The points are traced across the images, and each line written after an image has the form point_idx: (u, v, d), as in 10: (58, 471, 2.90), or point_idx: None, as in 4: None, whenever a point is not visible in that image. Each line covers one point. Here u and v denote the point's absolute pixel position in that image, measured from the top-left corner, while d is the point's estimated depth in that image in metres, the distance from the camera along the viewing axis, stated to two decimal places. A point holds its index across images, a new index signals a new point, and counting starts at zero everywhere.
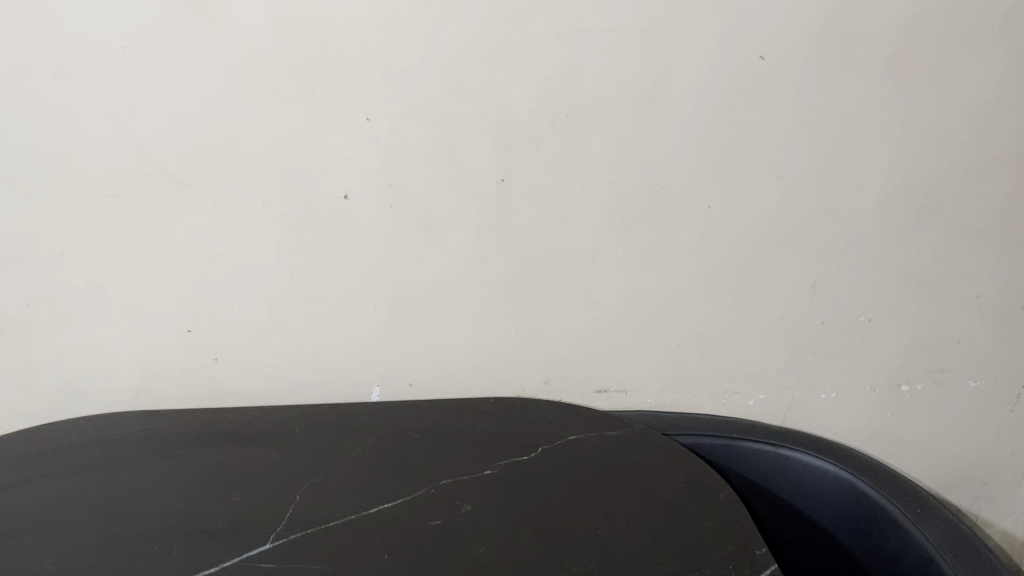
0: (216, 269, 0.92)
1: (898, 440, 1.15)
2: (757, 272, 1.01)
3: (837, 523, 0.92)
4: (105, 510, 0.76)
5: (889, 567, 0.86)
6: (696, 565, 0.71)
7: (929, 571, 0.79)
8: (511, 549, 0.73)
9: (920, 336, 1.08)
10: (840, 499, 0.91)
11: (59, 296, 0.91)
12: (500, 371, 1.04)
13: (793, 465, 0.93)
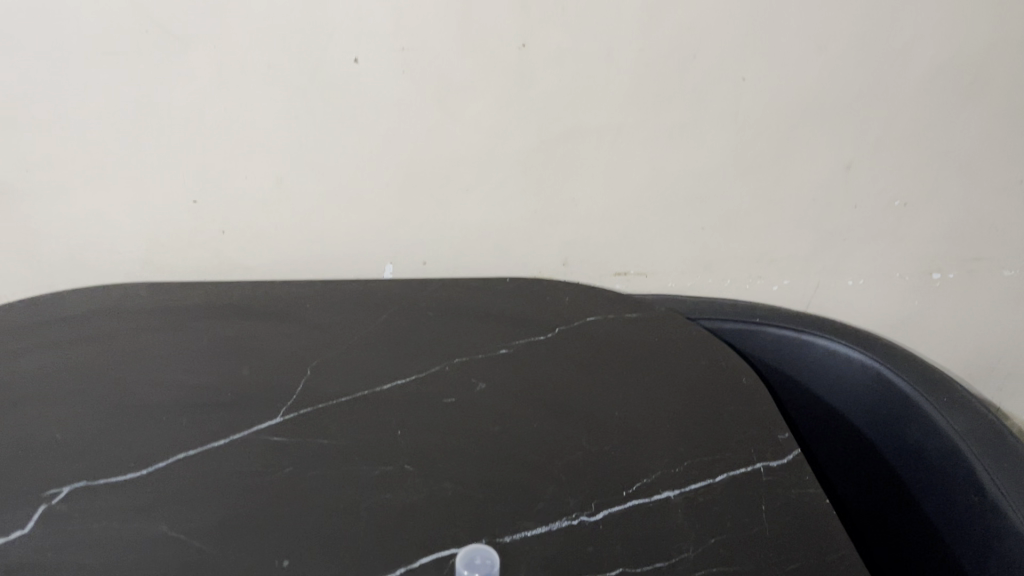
0: (220, 138, 0.88)
1: (925, 330, 1.10)
2: (790, 149, 0.95)
3: (856, 410, 0.89)
4: (112, 381, 0.75)
5: (907, 456, 0.83)
6: (716, 449, 0.69)
7: (950, 459, 0.77)
8: (524, 428, 0.71)
9: (954, 222, 1.02)
10: (861, 386, 0.88)
11: (58, 164, 0.88)
12: (516, 251, 1.01)
13: (817, 351, 0.90)
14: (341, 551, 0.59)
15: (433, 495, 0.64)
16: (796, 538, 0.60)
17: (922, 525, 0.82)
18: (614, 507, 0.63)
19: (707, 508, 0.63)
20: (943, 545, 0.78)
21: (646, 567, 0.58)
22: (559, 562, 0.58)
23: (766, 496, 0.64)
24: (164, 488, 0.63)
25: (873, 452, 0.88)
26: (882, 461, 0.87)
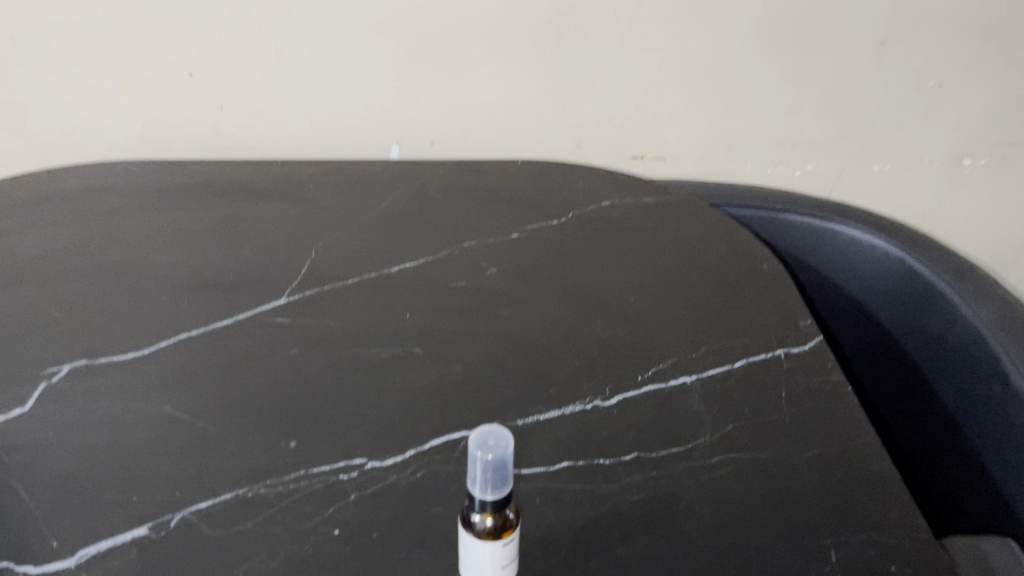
0: (216, 3, 0.83)
1: (951, 220, 1.06)
2: (822, 23, 0.90)
3: (879, 301, 0.86)
4: (110, 261, 0.73)
5: (928, 346, 0.81)
6: (735, 335, 0.66)
7: (974, 349, 0.74)
8: (537, 313, 0.69)
9: (990, 105, 0.97)
10: (884, 276, 0.84)
11: (46, 31, 0.83)
12: (529, 132, 0.96)
13: (839, 239, 0.86)
14: (350, 432, 0.57)
15: (443, 379, 0.62)
16: (816, 424, 0.59)
17: (943, 415, 0.80)
18: (630, 392, 0.61)
19: (725, 394, 0.61)
20: (964, 435, 0.77)
21: (661, 452, 0.57)
22: (573, 447, 0.57)
23: (786, 382, 0.62)
24: (166, 369, 0.61)
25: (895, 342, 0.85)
26: (903, 351, 0.85)
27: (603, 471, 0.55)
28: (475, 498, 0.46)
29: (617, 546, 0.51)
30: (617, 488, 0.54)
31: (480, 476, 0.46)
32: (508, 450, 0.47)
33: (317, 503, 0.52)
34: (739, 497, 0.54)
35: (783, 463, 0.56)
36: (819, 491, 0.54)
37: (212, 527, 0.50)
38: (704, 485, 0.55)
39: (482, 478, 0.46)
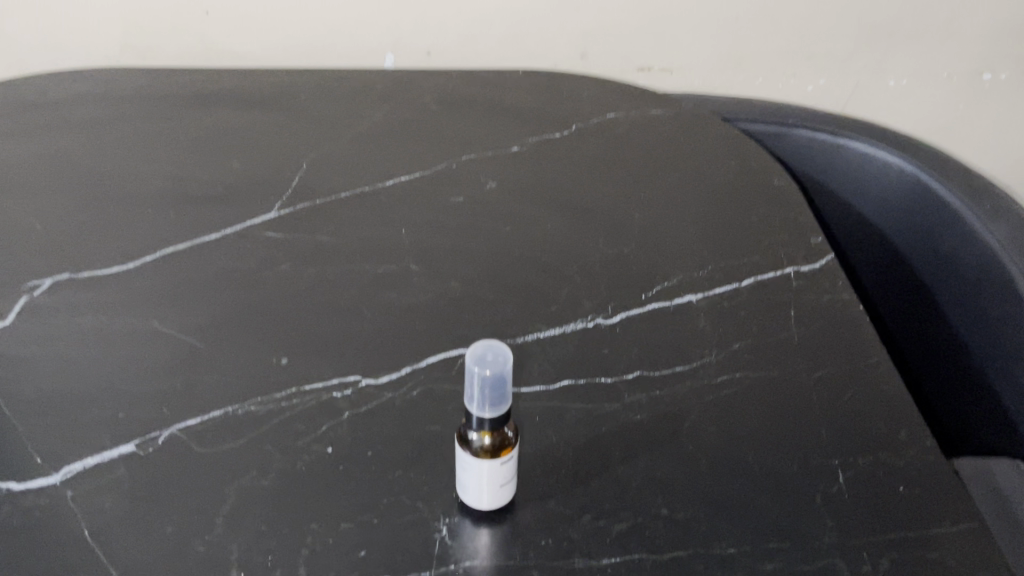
0: None
1: (966, 136, 1.02)
2: None
3: (889, 219, 0.83)
4: (93, 172, 0.70)
5: (941, 266, 0.78)
6: (744, 253, 0.64)
7: (989, 269, 0.72)
8: (537, 228, 0.66)
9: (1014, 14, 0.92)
10: (893, 192, 0.81)
11: None
12: (530, 41, 0.91)
13: (852, 155, 0.83)
14: (343, 349, 0.55)
15: (440, 296, 0.60)
16: (826, 343, 0.57)
17: (951, 335, 0.79)
18: (634, 310, 0.59)
19: (731, 313, 0.59)
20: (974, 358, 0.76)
21: (664, 371, 0.55)
22: (574, 366, 0.55)
23: (796, 301, 0.60)
24: (153, 284, 0.59)
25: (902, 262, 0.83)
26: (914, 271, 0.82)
27: (605, 390, 0.54)
28: (473, 417, 0.44)
29: (618, 466, 0.50)
30: (619, 407, 0.53)
31: (480, 395, 0.44)
32: (508, 367, 0.45)
33: (310, 421, 0.51)
34: (745, 417, 0.52)
35: (791, 383, 0.54)
36: (828, 412, 0.52)
37: (201, 444, 0.49)
38: (709, 405, 0.53)
39: (481, 398, 0.44)
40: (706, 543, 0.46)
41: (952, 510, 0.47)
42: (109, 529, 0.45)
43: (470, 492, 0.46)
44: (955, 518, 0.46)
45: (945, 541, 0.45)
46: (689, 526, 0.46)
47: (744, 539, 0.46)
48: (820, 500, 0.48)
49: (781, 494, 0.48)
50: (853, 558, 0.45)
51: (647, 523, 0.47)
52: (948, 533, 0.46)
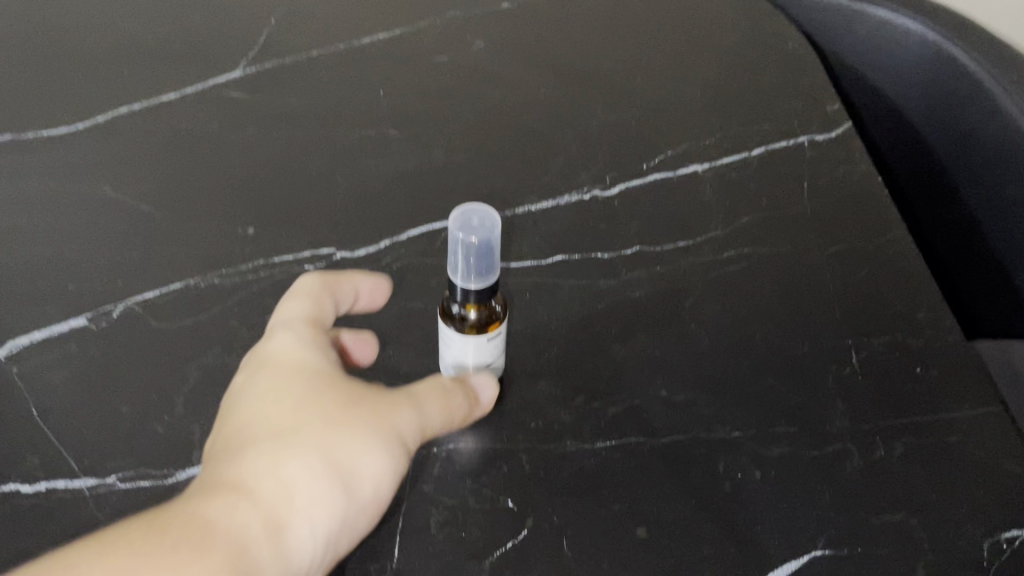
0: None
1: None
2: None
3: (922, 113, 0.66)
4: (38, 24, 0.63)
5: (972, 173, 0.63)
6: (755, 120, 0.58)
7: (999, 163, 0.59)
8: (529, 91, 0.60)
9: None
10: (928, 63, 0.64)
11: None
12: None
13: (871, 26, 0.66)
14: (316, 220, 0.51)
15: (422, 163, 0.55)
16: (842, 217, 0.52)
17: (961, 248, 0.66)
18: (634, 182, 0.54)
19: (739, 185, 0.54)
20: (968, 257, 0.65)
21: (666, 246, 0.51)
22: (567, 241, 0.51)
23: (810, 173, 0.55)
24: (106, 146, 0.54)
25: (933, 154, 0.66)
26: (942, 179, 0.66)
27: (601, 266, 0.50)
28: (456, 290, 0.39)
29: (615, 346, 0.46)
30: (616, 284, 0.49)
31: (460, 263, 0.40)
32: (497, 238, 0.40)
33: (279, 295, 0.47)
34: (753, 295, 0.48)
35: (802, 259, 0.50)
36: (842, 290, 0.48)
37: (160, 320, 0.45)
38: (715, 282, 0.49)
39: (462, 267, 0.40)
40: (708, 427, 0.42)
41: (974, 393, 0.44)
42: (59, 407, 0.41)
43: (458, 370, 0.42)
44: (977, 401, 0.43)
45: (965, 425, 0.42)
46: (691, 408, 0.43)
47: (749, 422, 0.43)
48: (833, 382, 0.44)
49: (790, 375, 0.45)
50: (865, 442, 0.42)
51: (645, 405, 0.43)
52: (967, 416, 0.43)
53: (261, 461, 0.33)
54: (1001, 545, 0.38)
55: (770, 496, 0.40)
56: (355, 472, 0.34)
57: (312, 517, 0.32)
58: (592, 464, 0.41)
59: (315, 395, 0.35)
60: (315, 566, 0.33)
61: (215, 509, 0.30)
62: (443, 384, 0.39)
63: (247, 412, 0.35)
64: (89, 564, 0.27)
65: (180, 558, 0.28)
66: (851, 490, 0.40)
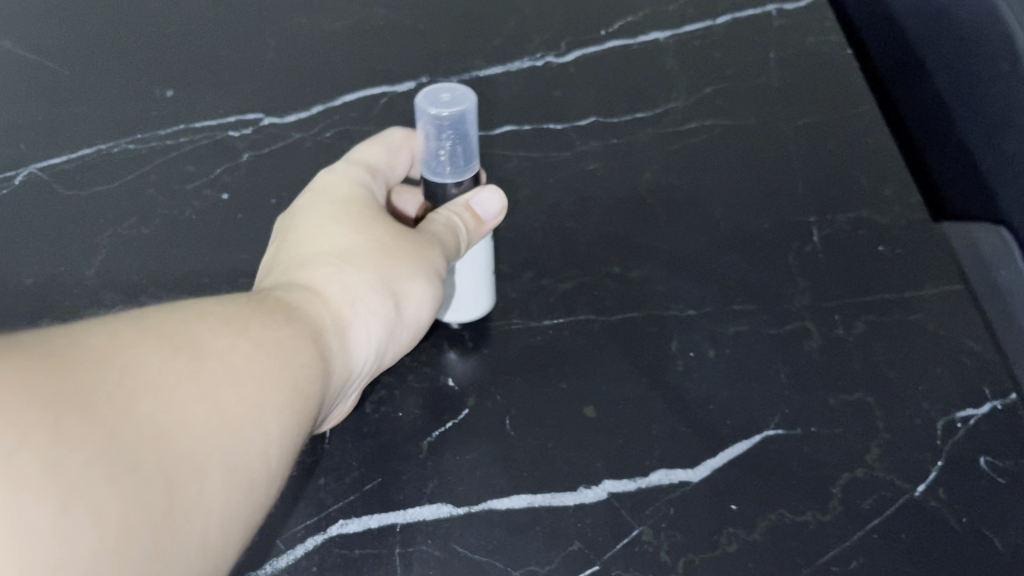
0: None
1: None
2: None
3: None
4: None
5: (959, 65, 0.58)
6: None
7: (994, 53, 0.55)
8: None
9: None
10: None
11: None
12: None
13: None
14: (242, 84, 0.46)
15: (359, 25, 0.50)
16: (811, 90, 0.49)
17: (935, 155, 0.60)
18: (590, 50, 0.50)
19: (703, 55, 0.50)
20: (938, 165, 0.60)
21: (624, 118, 0.48)
22: (518, 111, 0.48)
23: (779, 44, 0.51)
24: (7, 4, 0.49)
25: (902, 26, 0.61)
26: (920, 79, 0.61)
27: (555, 138, 0.47)
28: (433, 186, 0.37)
29: (568, 223, 0.44)
30: (569, 157, 0.46)
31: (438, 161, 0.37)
32: (468, 111, 0.36)
33: (200, 163, 0.43)
34: (713, 171, 0.46)
35: (767, 133, 0.47)
36: (806, 168, 0.46)
37: (68, 186, 0.41)
38: (672, 157, 0.46)
39: (440, 164, 0.37)
40: (662, 304, 0.41)
41: (940, 272, 0.41)
42: None
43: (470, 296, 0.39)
44: (941, 279, 0.41)
45: (927, 303, 0.40)
46: (644, 284, 0.42)
47: (705, 299, 0.41)
48: (793, 260, 0.42)
49: (749, 252, 0.42)
50: (826, 321, 0.40)
51: (597, 282, 0.42)
52: (929, 296, 0.41)
53: (327, 262, 0.31)
54: (955, 425, 0.36)
55: (722, 375, 0.38)
56: (406, 291, 0.32)
57: (372, 323, 0.31)
58: (539, 342, 0.39)
59: (371, 220, 0.34)
60: (364, 368, 0.32)
61: (290, 296, 0.29)
62: (452, 211, 0.36)
63: (305, 231, 0.34)
64: (194, 306, 0.25)
65: (272, 320, 0.27)
66: (806, 368, 0.38)
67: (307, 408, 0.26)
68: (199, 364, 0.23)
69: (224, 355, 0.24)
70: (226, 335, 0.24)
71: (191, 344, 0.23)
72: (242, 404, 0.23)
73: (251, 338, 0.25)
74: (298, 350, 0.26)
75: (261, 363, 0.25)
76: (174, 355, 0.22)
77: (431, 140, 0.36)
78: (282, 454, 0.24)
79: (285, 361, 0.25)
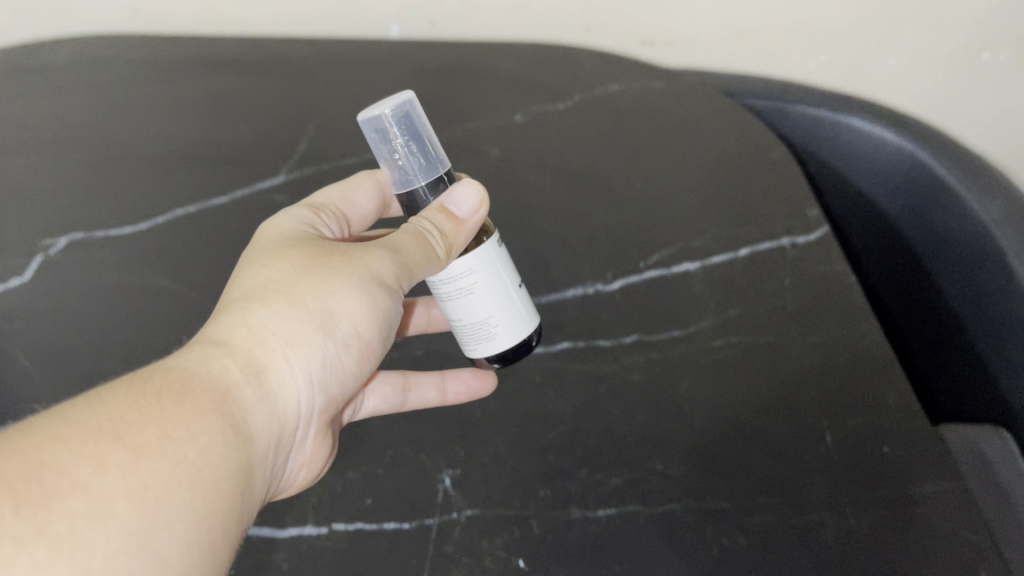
0: None
1: (1002, 116, 0.92)
2: None
3: (920, 239, 0.72)
4: (98, 135, 0.72)
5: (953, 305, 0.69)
6: (748, 215, 0.63)
7: (985, 301, 0.66)
8: (540, 210, 0.66)
9: None
10: (905, 170, 0.71)
11: None
12: (538, 10, 0.80)
13: (873, 149, 0.73)
14: None
15: None
16: (826, 316, 0.56)
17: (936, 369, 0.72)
18: (631, 278, 0.61)
19: (728, 282, 0.60)
20: (938, 377, 0.72)
21: (661, 336, 0.57)
22: (574, 328, 0.59)
23: (793, 270, 0.59)
24: (167, 244, 0.64)
25: (907, 240, 0.73)
26: (925, 306, 0.73)
27: (605, 353, 0.57)
28: (413, 184, 0.51)
29: (617, 423, 0.53)
30: (616, 368, 0.56)
31: (405, 161, 0.50)
32: (412, 113, 0.50)
33: None
34: (742, 384, 0.54)
35: (785, 348, 0.55)
36: (821, 381, 0.53)
37: None
38: (704, 369, 0.55)
39: (410, 166, 0.50)
40: (700, 498, 0.50)
41: (944, 470, 0.48)
42: None
43: (498, 333, 0.51)
44: (940, 476, 0.48)
45: (930, 500, 0.47)
46: (686, 480, 0.50)
47: (735, 493, 0.49)
48: (812, 459, 0.50)
49: (773, 453, 0.51)
50: (839, 513, 0.48)
51: (643, 478, 0.51)
52: (932, 492, 0.47)
53: (235, 317, 0.40)
54: None
55: (752, 563, 0.47)
56: (331, 313, 0.41)
57: (287, 358, 0.40)
58: (596, 528, 0.49)
59: (293, 261, 0.43)
60: (299, 396, 0.41)
61: (194, 368, 0.37)
62: (429, 216, 0.47)
63: (233, 287, 0.42)
64: (63, 428, 0.31)
65: (155, 411, 0.33)
66: (826, 555, 0.47)
67: (200, 490, 0.33)
68: (60, 498, 0.29)
69: (91, 481, 0.30)
70: (93, 459, 0.30)
71: (47, 487, 0.29)
72: (115, 528, 0.29)
73: (126, 447, 0.31)
74: (189, 440, 0.33)
75: (136, 480, 0.31)
76: (31, 499, 0.28)
77: (393, 142, 0.50)
78: (176, 548, 0.31)
79: (167, 461, 0.32)
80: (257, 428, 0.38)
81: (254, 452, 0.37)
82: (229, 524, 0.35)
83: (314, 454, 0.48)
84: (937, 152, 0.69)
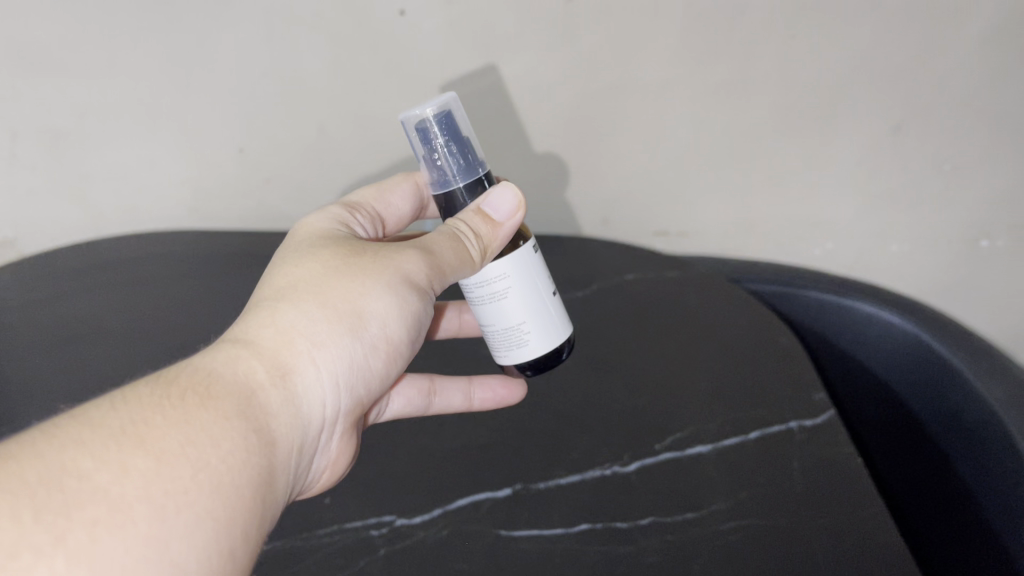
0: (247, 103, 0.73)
1: (1000, 294, 0.97)
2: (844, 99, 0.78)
3: (926, 418, 0.75)
4: (155, 325, 0.78)
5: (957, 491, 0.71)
6: (757, 397, 0.67)
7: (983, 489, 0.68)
8: (562, 398, 0.72)
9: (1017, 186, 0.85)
10: (910, 353, 0.76)
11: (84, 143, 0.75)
12: (559, 208, 0.89)
13: (880, 331, 0.78)
14: (382, 497, 0.64)
15: (469, 443, 0.68)
16: (834, 500, 0.58)
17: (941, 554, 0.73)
18: (646, 460, 0.64)
19: (740, 466, 0.62)
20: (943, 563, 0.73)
21: (675, 518, 0.59)
22: (591, 509, 0.61)
23: (798, 454, 0.62)
24: None
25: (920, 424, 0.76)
26: (933, 490, 0.75)
27: (623, 535, 0.59)
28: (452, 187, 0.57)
29: None
30: (633, 549, 0.58)
31: (445, 161, 0.57)
32: (453, 116, 0.57)
33: (347, 557, 0.60)
34: (750, 560, 0.56)
35: (794, 527, 0.57)
36: (830, 560, 0.55)
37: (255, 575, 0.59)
38: (717, 550, 0.57)
39: (450, 166, 0.57)
40: None
41: None
42: None
43: (531, 341, 0.57)
44: None
45: None
46: None
47: None
48: None
49: None
50: None
51: None
52: None
53: (263, 316, 0.44)
54: None
55: None
56: (359, 316, 0.46)
57: (312, 359, 0.44)
58: None
59: (324, 267, 0.48)
60: (327, 392, 0.45)
61: (221, 368, 0.40)
62: (468, 216, 0.54)
63: (266, 287, 0.47)
64: (90, 432, 0.33)
65: (181, 414, 0.36)
66: None
67: (219, 493, 0.35)
68: (79, 507, 0.30)
69: (112, 487, 0.31)
70: (115, 464, 0.32)
71: (72, 491, 0.31)
72: (134, 535, 0.31)
73: (148, 453, 0.33)
74: (212, 446, 0.36)
75: (158, 489, 0.32)
76: (50, 508, 0.30)
77: (433, 139, 0.57)
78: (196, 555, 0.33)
79: (187, 467, 0.34)
80: (281, 429, 0.41)
81: (277, 447, 0.41)
82: (249, 533, 0.36)
83: (339, 452, 0.52)
84: (938, 340, 0.73)
